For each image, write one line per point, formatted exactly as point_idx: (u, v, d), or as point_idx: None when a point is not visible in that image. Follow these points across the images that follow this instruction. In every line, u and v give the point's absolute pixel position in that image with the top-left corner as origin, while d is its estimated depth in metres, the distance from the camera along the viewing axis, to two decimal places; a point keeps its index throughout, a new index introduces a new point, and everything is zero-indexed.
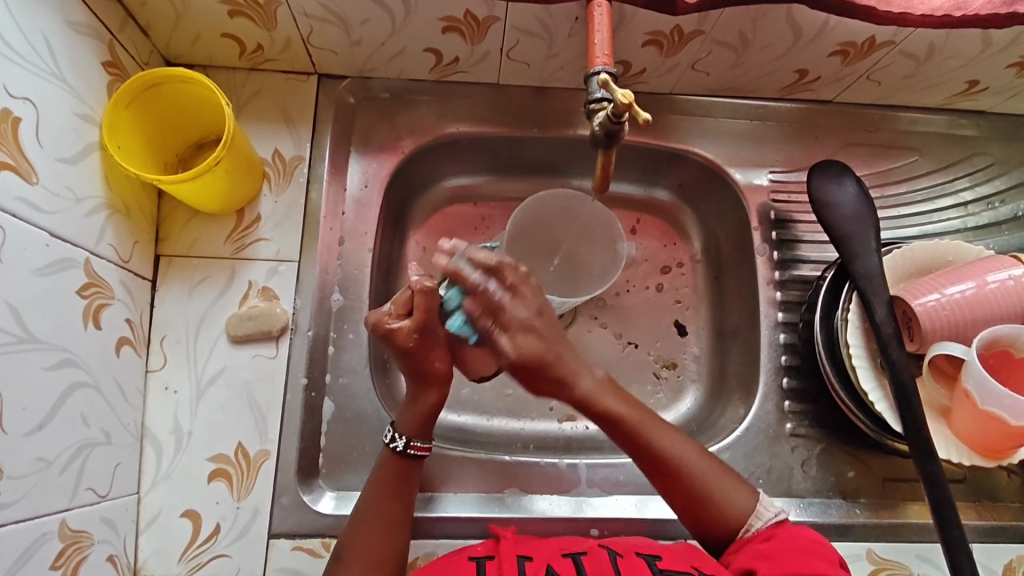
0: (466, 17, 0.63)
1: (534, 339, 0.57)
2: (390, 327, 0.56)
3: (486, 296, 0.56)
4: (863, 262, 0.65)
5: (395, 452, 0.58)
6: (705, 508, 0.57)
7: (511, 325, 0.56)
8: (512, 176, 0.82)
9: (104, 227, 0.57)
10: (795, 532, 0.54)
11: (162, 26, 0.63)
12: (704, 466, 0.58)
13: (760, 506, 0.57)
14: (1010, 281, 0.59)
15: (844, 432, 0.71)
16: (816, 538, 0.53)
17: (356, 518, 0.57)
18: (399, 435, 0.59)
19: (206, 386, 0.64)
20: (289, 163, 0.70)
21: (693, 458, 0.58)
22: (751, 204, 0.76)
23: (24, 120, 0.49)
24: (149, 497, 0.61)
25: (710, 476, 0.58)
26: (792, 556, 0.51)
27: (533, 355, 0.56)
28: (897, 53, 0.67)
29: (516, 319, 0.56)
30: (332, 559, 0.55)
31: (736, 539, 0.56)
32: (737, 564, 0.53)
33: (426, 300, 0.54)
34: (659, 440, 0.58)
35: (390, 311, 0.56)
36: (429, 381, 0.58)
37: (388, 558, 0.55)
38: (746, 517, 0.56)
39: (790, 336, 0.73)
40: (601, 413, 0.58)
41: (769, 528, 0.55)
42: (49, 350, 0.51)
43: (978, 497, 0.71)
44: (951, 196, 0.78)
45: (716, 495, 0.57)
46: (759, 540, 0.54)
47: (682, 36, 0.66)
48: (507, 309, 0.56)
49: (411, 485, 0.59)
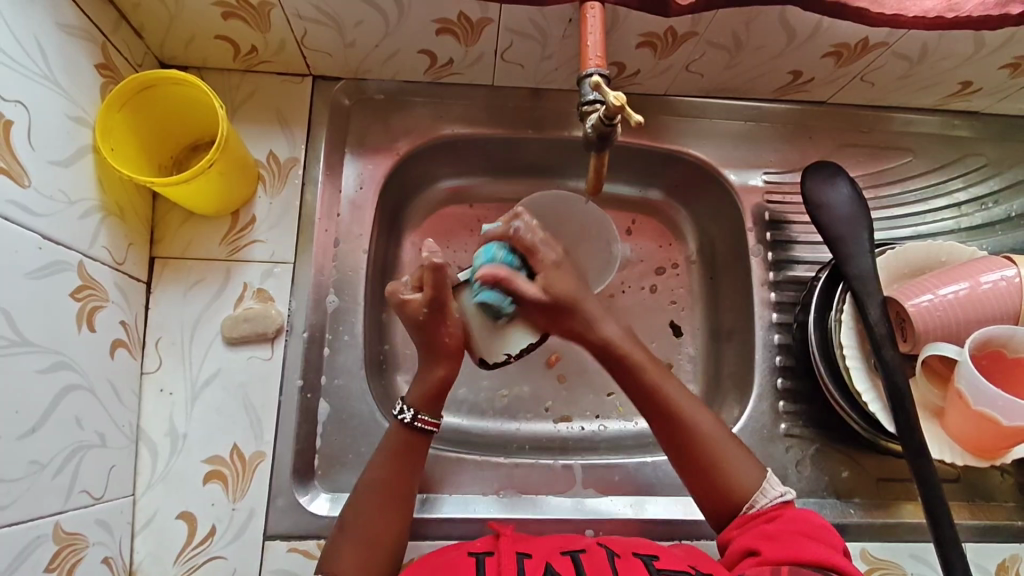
0: (460, 20, 0.63)
1: (560, 278, 0.58)
2: (404, 300, 0.57)
3: (521, 238, 0.58)
4: (856, 263, 0.65)
5: (402, 425, 0.58)
6: (710, 478, 0.57)
7: (541, 266, 0.58)
8: (507, 177, 0.82)
9: (97, 229, 0.58)
10: (799, 516, 0.54)
11: (156, 28, 0.64)
12: (722, 434, 0.59)
13: (766, 484, 0.57)
14: (1002, 282, 0.60)
15: (839, 432, 0.71)
16: (818, 522, 0.53)
17: (354, 505, 0.56)
18: (406, 408, 0.59)
19: (201, 389, 0.64)
20: (284, 165, 0.70)
21: (711, 423, 0.59)
22: (746, 205, 0.77)
23: (15, 123, 0.49)
24: (144, 498, 0.61)
25: (724, 446, 0.58)
26: (795, 540, 0.51)
27: (558, 296, 0.58)
28: (889, 55, 0.68)
29: (546, 260, 0.58)
30: (335, 529, 0.56)
31: (741, 515, 0.56)
32: (739, 543, 0.54)
33: (433, 277, 0.54)
34: (677, 401, 0.58)
35: (405, 284, 0.58)
36: (437, 356, 0.58)
37: (391, 533, 0.56)
38: (752, 494, 0.56)
39: (785, 337, 0.73)
40: (618, 359, 0.59)
41: (773, 509, 0.55)
42: (43, 353, 0.51)
43: (972, 497, 0.71)
44: (945, 197, 0.78)
45: (725, 465, 0.57)
46: (763, 520, 0.54)
47: (676, 37, 0.66)
48: (540, 249, 0.58)
49: (421, 453, 0.59)
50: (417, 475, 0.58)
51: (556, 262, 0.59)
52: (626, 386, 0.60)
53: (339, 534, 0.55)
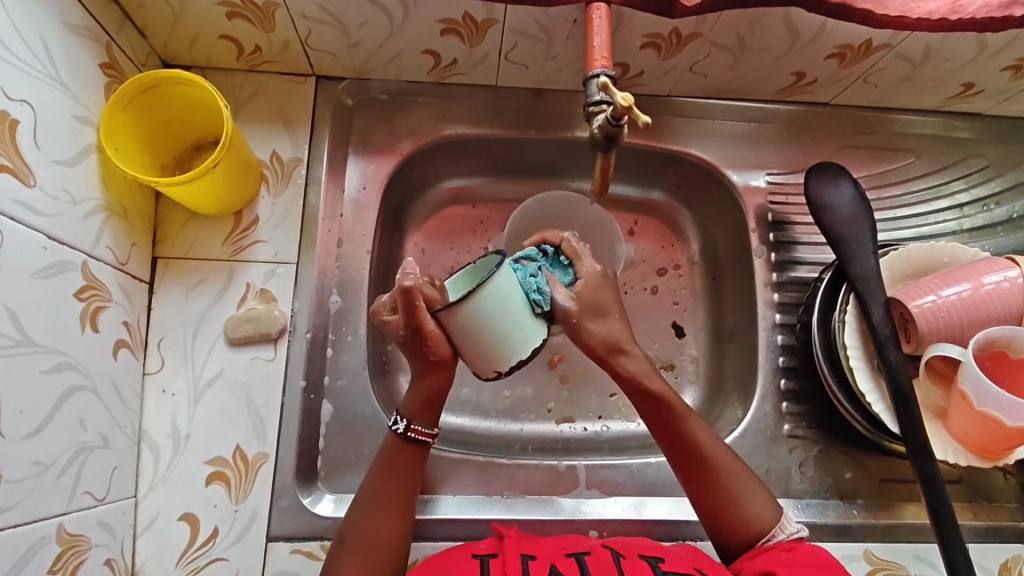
0: (465, 20, 0.63)
1: (596, 290, 0.58)
2: (383, 321, 0.56)
3: (570, 245, 0.58)
4: (861, 264, 0.65)
5: (396, 434, 0.58)
6: (725, 512, 0.57)
7: (584, 273, 0.58)
8: (510, 177, 0.82)
9: (101, 229, 0.57)
10: (815, 551, 0.53)
11: (161, 27, 0.63)
12: (734, 463, 0.59)
13: (783, 520, 0.56)
14: (1005, 283, 0.60)
15: (843, 433, 0.72)
16: (834, 559, 0.52)
17: (360, 506, 0.56)
18: (399, 418, 0.58)
19: (204, 389, 0.64)
20: (287, 165, 0.70)
21: (727, 453, 0.59)
22: (748, 206, 0.77)
23: (21, 123, 0.49)
24: (147, 500, 0.61)
25: (739, 476, 0.58)
26: (813, 569, 0.50)
27: (591, 303, 0.57)
28: (893, 57, 0.68)
29: (589, 272, 0.58)
30: (334, 544, 0.55)
31: (754, 547, 0.55)
32: (753, 568, 0.52)
33: (403, 300, 0.52)
34: (695, 433, 0.59)
35: (384, 304, 0.56)
36: (430, 367, 0.57)
37: (388, 543, 0.55)
38: (771, 527, 0.56)
39: (788, 338, 0.73)
40: (642, 400, 0.59)
41: (790, 543, 0.55)
42: (46, 354, 0.50)
43: (974, 497, 0.71)
44: (947, 198, 0.78)
45: (739, 491, 0.57)
46: (779, 549, 0.53)
47: (680, 39, 0.66)
48: (585, 259, 0.58)
49: (415, 464, 0.58)
50: (414, 488, 0.58)
51: (598, 275, 0.58)
52: (652, 428, 0.60)
53: (340, 542, 0.54)
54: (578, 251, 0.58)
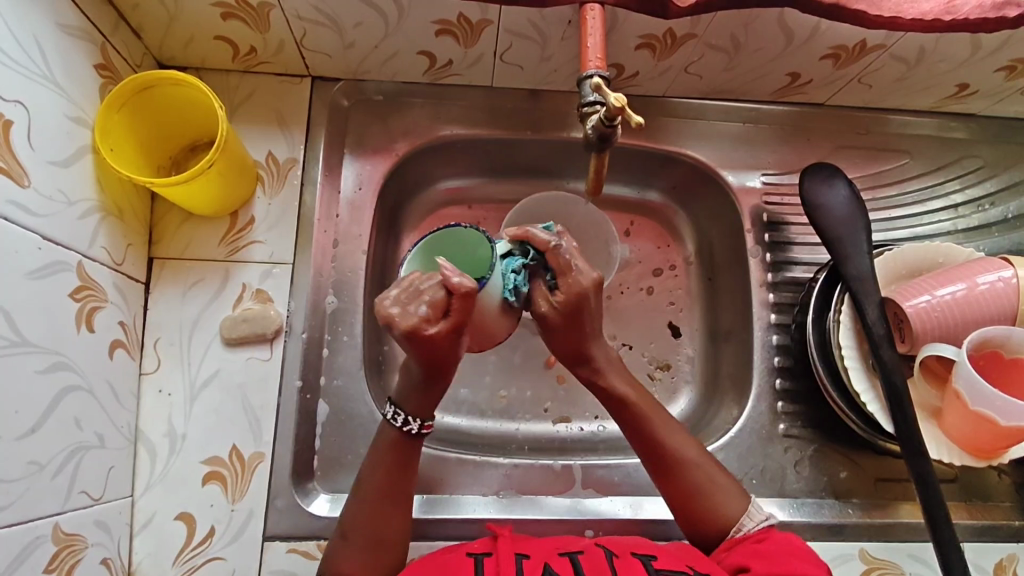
0: (460, 20, 0.63)
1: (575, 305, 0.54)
2: (427, 335, 0.48)
3: (558, 256, 0.53)
4: (855, 264, 0.65)
5: (405, 434, 0.56)
6: (695, 503, 0.57)
7: (567, 288, 0.54)
8: (505, 178, 0.82)
9: (96, 230, 0.57)
10: (785, 536, 0.54)
11: (156, 28, 0.63)
12: (704, 460, 0.59)
13: (751, 508, 0.57)
14: (999, 283, 0.60)
15: (838, 433, 0.72)
16: (803, 542, 0.54)
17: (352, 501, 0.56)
18: (410, 418, 0.56)
19: (200, 389, 0.64)
20: (283, 165, 0.70)
21: (694, 449, 0.59)
22: (743, 206, 0.77)
23: (15, 123, 0.49)
24: (143, 499, 0.61)
25: (707, 468, 0.58)
26: (787, 559, 0.51)
27: (565, 315, 0.55)
28: (888, 57, 0.68)
29: (574, 287, 0.54)
30: (336, 539, 0.55)
31: (727, 539, 0.56)
32: (728, 564, 0.53)
33: (465, 304, 0.47)
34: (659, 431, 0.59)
35: (427, 316, 0.48)
36: (446, 372, 0.54)
37: (389, 537, 0.55)
38: (737, 518, 0.56)
39: (783, 338, 0.74)
40: (611, 398, 0.60)
41: (760, 531, 0.55)
42: (42, 353, 0.51)
43: (969, 497, 0.71)
44: (942, 199, 0.78)
45: (708, 486, 0.58)
46: (751, 541, 0.54)
47: (674, 39, 0.66)
48: (572, 273, 0.54)
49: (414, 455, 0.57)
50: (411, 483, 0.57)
51: (584, 289, 0.54)
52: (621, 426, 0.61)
53: (342, 538, 0.55)
54: (565, 262, 0.53)
